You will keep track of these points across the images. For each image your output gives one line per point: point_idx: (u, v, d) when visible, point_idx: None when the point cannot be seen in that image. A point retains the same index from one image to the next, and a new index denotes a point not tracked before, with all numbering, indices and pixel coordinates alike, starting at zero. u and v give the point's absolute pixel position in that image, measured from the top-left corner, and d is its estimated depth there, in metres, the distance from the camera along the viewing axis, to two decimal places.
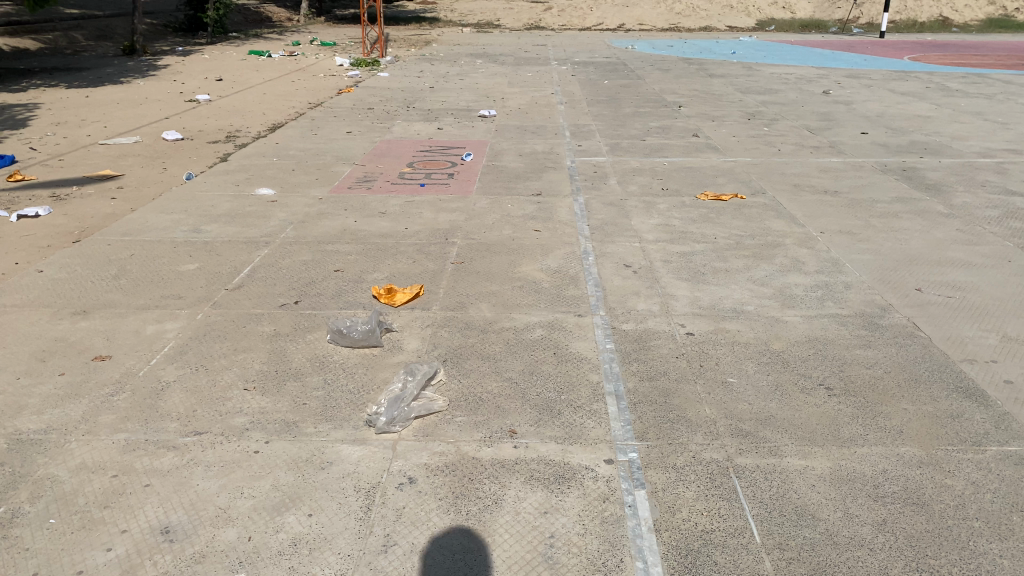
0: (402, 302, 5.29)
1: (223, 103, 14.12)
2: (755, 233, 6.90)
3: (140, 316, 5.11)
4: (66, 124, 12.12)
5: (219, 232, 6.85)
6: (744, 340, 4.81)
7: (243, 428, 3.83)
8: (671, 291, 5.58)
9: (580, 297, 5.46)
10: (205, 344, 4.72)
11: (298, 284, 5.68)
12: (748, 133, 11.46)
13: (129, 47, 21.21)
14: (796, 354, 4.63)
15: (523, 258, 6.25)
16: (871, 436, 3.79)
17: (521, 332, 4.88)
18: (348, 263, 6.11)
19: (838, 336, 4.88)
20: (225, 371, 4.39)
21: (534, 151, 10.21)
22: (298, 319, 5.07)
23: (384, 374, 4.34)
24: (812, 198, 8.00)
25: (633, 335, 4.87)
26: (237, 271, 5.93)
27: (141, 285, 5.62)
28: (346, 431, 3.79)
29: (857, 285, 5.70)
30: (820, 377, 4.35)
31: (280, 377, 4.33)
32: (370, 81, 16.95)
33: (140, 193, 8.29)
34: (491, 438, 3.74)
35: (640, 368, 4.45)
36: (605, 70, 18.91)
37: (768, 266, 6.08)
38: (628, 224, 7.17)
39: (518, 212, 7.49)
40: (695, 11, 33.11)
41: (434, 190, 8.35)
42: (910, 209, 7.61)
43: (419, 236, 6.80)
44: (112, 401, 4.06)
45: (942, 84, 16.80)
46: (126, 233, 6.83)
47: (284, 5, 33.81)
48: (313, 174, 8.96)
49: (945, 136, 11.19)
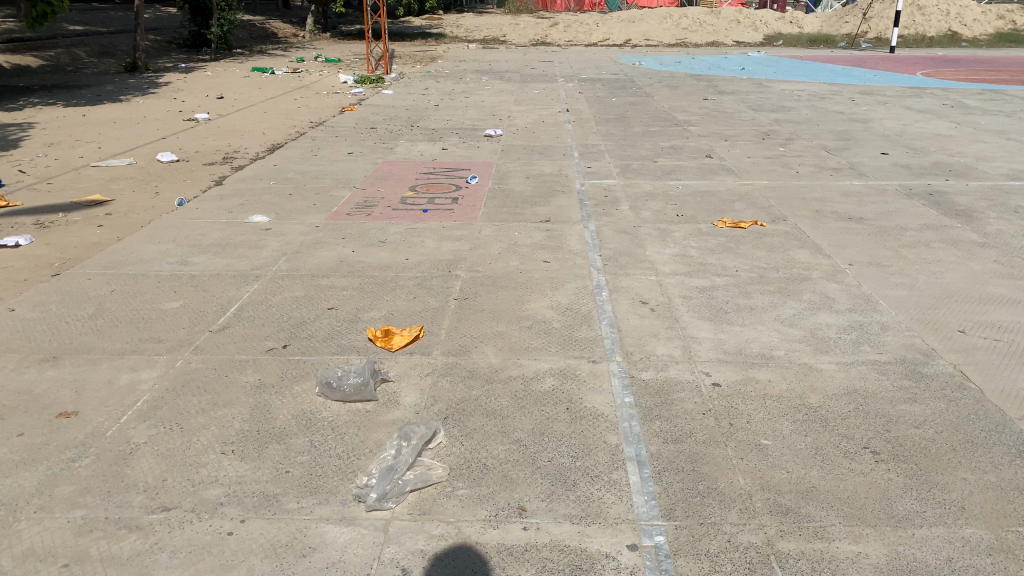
0: (400, 346, 4.86)
1: (222, 122, 13.77)
2: (778, 266, 6.46)
3: (113, 364, 4.68)
4: (60, 145, 11.76)
5: (207, 265, 6.43)
6: (775, 392, 4.36)
7: (218, 503, 3.40)
8: (693, 333, 5.14)
9: (594, 340, 5.01)
10: (181, 398, 4.29)
11: (288, 325, 5.25)
12: (764, 153, 11.05)
13: (131, 64, 20.93)
14: (835, 410, 4.17)
15: (532, 294, 5.81)
16: (929, 515, 3.33)
17: (530, 382, 4.43)
18: (344, 300, 5.68)
19: (880, 388, 4.42)
20: (201, 431, 3.97)
21: (541, 173, 9.80)
22: (286, 367, 4.64)
23: (377, 436, 3.90)
24: (836, 225, 7.57)
25: (654, 386, 4.42)
26: (223, 309, 5.51)
27: (118, 326, 5.21)
28: (331, 508, 3.36)
29: (894, 326, 5.24)
30: (864, 440, 3.89)
31: (262, 438, 3.90)
32: (373, 99, 16.61)
33: (128, 220, 7.90)
34: (498, 517, 3.30)
35: (663, 426, 4.00)
36: (613, 87, 18.54)
37: (796, 303, 5.64)
38: (643, 255, 6.73)
39: (526, 241, 7.05)
40: (702, 26, 32.69)
41: (437, 216, 7.92)
42: (942, 238, 7.16)
43: (420, 268, 6.37)
44: (73, 468, 3.64)
45: (959, 101, 16.41)
46: (109, 265, 6.43)
47: (290, 22, 33.56)
48: (311, 199, 8.56)
49: (969, 157, 10.76)
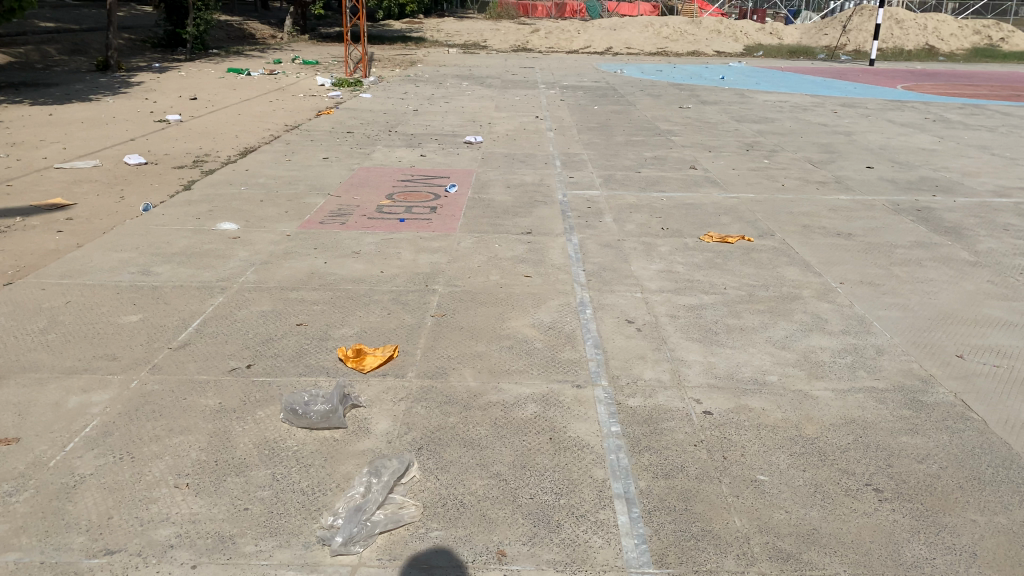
0: (372, 367, 4.57)
1: (195, 124, 13.41)
2: (768, 283, 6.24)
3: (62, 384, 4.35)
4: (23, 145, 11.33)
5: (170, 275, 6.10)
6: (770, 421, 4.13)
7: (168, 545, 3.10)
8: (682, 354, 4.90)
9: (578, 362, 4.76)
10: (134, 423, 3.97)
11: (254, 342, 4.94)
12: (749, 165, 10.88)
13: (103, 63, 20.46)
14: (834, 442, 3.94)
15: (513, 311, 5.55)
16: (939, 562, 3.09)
17: (511, 409, 4.16)
18: (314, 316, 5.38)
19: (878, 418, 4.20)
20: (154, 461, 3.66)
21: (523, 182, 9.54)
22: (248, 390, 4.34)
23: (345, 468, 3.61)
24: (825, 241, 7.39)
25: (643, 414, 4.16)
26: (185, 324, 5.20)
27: (72, 341, 4.88)
28: (292, 552, 3.07)
29: (890, 350, 5.03)
30: (866, 476, 3.66)
31: (220, 471, 3.60)
32: (351, 102, 16.29)
33: (90, 226, 7.54)
34: (475, 564, 3.02)
35: (653, 459, 3.75)
36: (595, 95, 18.36)
37: (787, 324, 5.42)
38: (628, 270, 6.49)
39: (507, 254, 6.80)
40: (683, 35, 32.65)
41: (415, 226, 7.65)
42: (933, 256, 6.99)
43: (396, 282, 6.08)
44: (9, 504, 3.32)
45: (940, 115, 16.40)
46: (65, 274, 6.08)
47: (269, 23, 33.15)
48: (283, 206, 8.24)
49: (955, 172, 10.65)
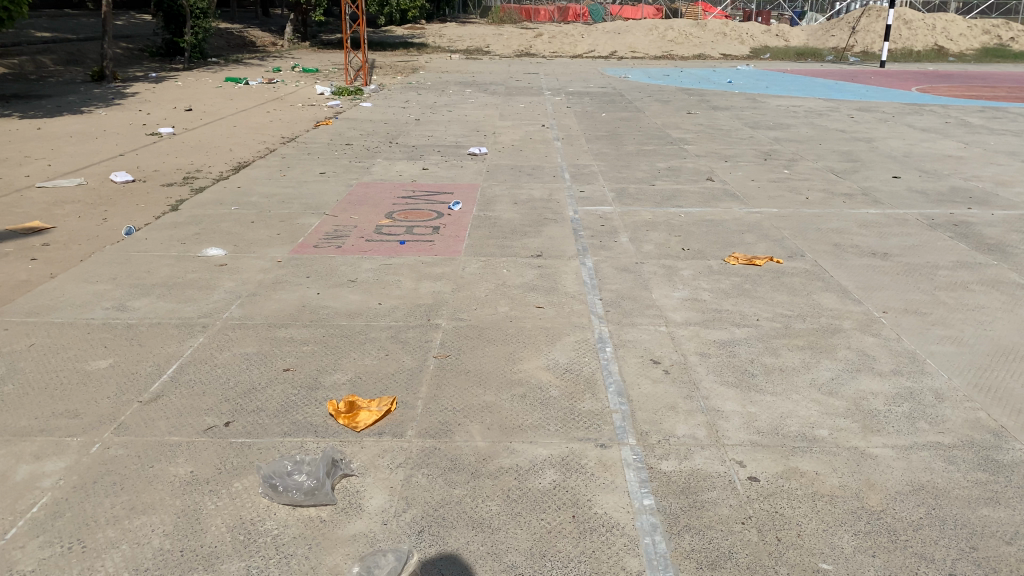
0: (367, 424, 4.02)
1: (187, 137, 12.89)
2: (803, 313, 5.67)
3: (12, 451, 3.79)
4: (5, 162, 10.81)
5: (148, 311, 5.56)
6: (825, 490, 3.56)
7: None
8: (717, 404, 4.33)
9: (601, 415, 4.19)
10: (90, 501, 3.42)
11: (234, 393, 4.39)
12: (768, 176, 10.31)
13: (98, 74, 19.98)
14: (904, 516, 3.38)
15: (525, 350, 4.99)
16: None
17: (526, 477, 3.61)
18: (303, 359, 4.83)
19: (951, 483, 3.63)
20: (109, 552, 3.11)
21: (530, 198, 8.99)
22: (225, 454, 3.78)
23: (332, 560, 3.07)
24: (860, 262, 6.82)
25: (680, 482, 3.60)
26: (159, 371, 4.66)
27: (31, 395, 4.33)
28: None
29: (953, 396, 4.45)
30: (949, 564, 3.09)
31: (186, 564, 3.05)
32: (351, 111, 15.78)
33: (67, 252, 7.00)
34: None
35: (696, 543, 3.20)
36: (602, 101, 17.84)
37: (831, 363, 4.86)
38: (649, 299, 5.93)
39: (516, 281, 6.24)
40: (688, 39, 32.13)
41: (416, 249, 7.09)
42: (980, 279, 6.41)
43: (394, 315, 5.53)
44: None
45: (960, 118, 15.85)
46: (33, 311, 5.54)
47: (269, 30, 32.74)
48: (275, 228, 7.69)
49: (987, 181, 10.09)
